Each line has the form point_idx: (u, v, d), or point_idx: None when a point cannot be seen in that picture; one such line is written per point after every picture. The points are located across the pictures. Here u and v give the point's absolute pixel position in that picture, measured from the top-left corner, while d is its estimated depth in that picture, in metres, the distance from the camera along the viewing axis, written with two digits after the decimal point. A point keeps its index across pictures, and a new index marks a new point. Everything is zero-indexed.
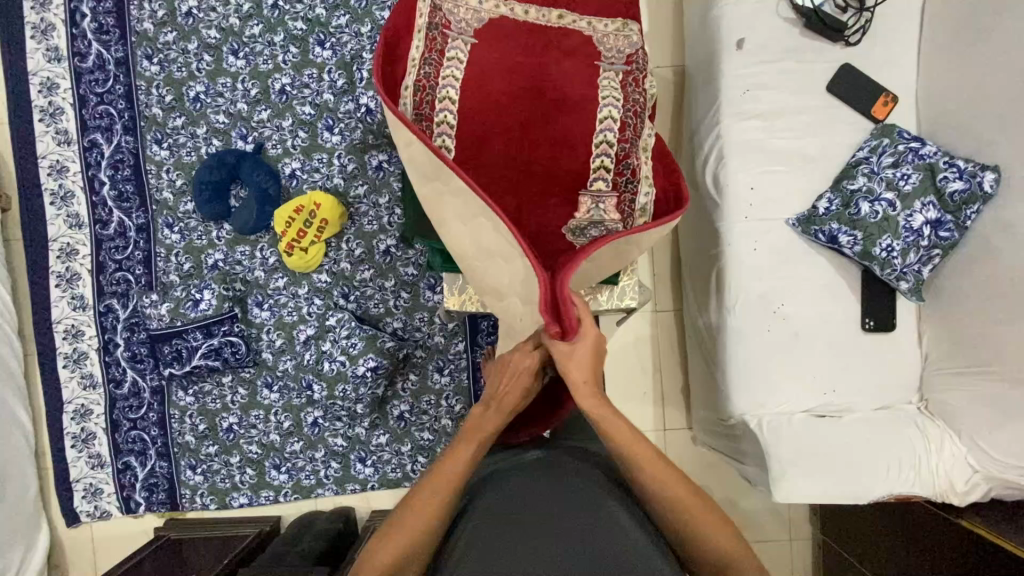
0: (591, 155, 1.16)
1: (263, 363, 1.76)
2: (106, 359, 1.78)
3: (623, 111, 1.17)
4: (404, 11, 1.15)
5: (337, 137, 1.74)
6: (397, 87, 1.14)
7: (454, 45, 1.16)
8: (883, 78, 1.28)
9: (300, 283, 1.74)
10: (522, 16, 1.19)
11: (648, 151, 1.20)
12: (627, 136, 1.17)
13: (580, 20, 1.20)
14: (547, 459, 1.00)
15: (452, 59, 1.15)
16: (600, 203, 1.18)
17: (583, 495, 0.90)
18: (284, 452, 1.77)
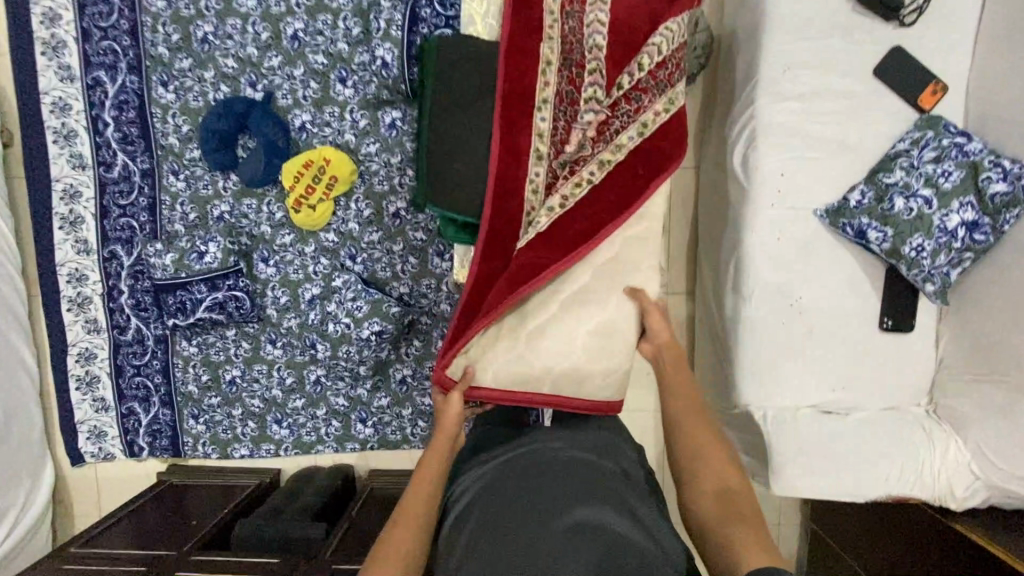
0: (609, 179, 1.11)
1: (267, 319, 1.74)
2: (110, 305, 1.77)
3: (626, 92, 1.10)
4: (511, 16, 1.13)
5: (349, 90, 1.67)
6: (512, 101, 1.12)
7: (545, 44, 1.12)
8: (934, 65, 1.20)
9: (307, 241, 1.71)
10: None
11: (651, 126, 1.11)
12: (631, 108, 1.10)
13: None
14: (551, 451, 0.99)
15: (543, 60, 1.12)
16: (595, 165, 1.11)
17: (584, 488, 0.88)
18: (286, 408, 1.79)
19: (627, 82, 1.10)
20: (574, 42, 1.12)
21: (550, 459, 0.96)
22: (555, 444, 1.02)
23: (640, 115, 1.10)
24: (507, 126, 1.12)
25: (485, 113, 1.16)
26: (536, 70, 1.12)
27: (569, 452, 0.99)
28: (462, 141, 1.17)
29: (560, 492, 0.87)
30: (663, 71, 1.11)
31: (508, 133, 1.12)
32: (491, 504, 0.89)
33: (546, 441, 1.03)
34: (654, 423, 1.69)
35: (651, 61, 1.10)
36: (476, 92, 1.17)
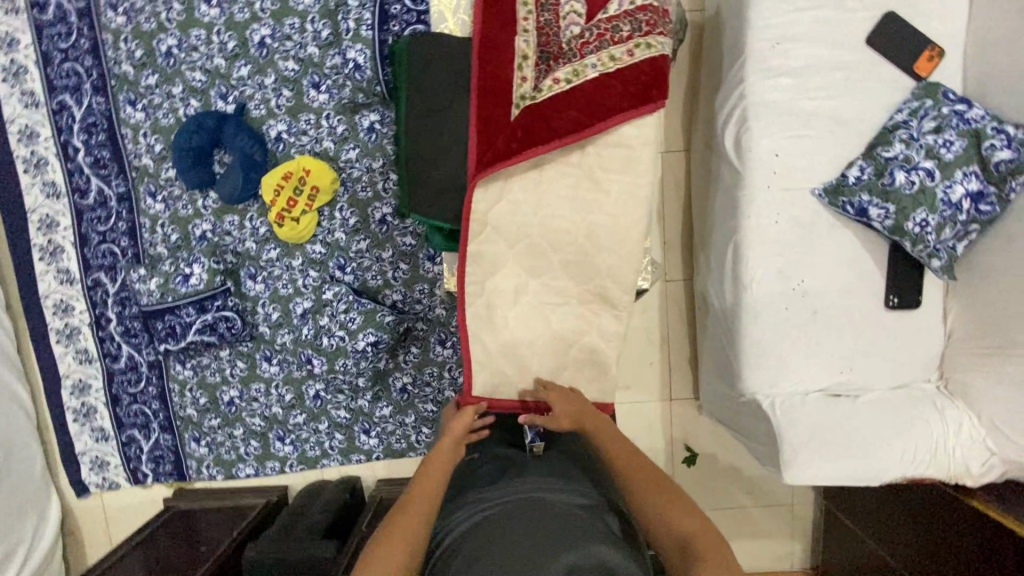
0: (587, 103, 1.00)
1: (260, 337, 1.71)
2: (99, 334, 1.74)
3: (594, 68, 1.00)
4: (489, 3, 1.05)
5: (324, 95, 1.60)
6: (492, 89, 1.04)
7: (522, 39, 1.04)
8: (929, 29, 1.14)
9: (293, 255, 1.66)
10: None
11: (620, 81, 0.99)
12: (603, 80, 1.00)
13: None
14: (549, 495, 0.95)
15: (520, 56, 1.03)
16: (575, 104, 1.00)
17: (571, 540, 0.83)
18: (288, 424, 1.76)
19: (589, 70, 1.00)
20: (550, 34, 1.03)
21: (542, 504, 0.91)
22: (558, 490, 0.97)
23: (605, 82, 0.99)
24: (484, 132, 1.04)
25: (466, 117, 1.10)
26: (509, 66, 1.04)
27: (565, 501, 0.94)
28: (442, 147, 1.12)
29: (549, 535, 0.84)
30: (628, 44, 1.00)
31: (486, 138, 1.04)
32: (477, 541, 0.86)
33: (542, 484, 0.98)
34: (661, 412, 1.66)
35: (619, 50, 1.00)
36: (454, 96, 1.11)
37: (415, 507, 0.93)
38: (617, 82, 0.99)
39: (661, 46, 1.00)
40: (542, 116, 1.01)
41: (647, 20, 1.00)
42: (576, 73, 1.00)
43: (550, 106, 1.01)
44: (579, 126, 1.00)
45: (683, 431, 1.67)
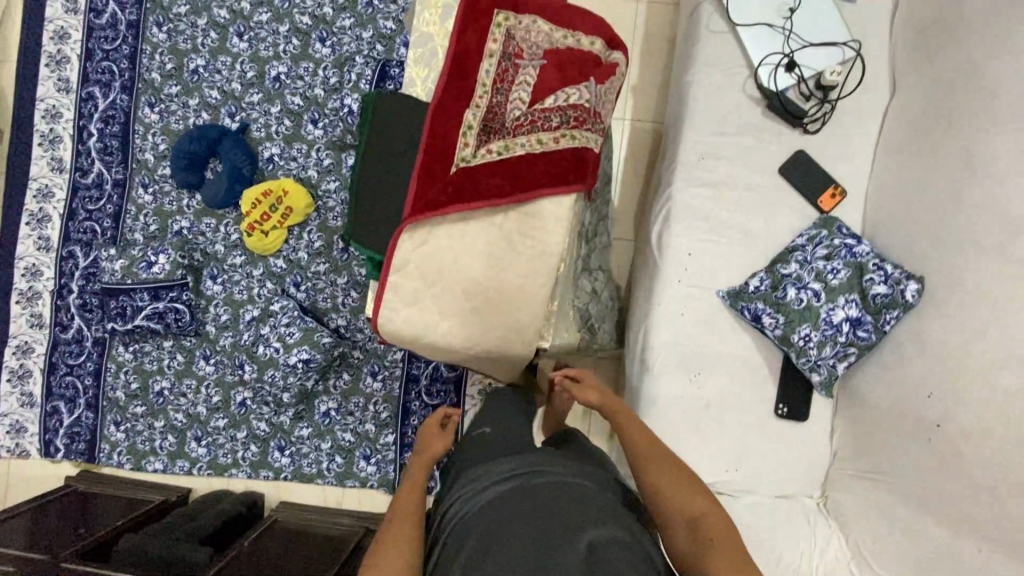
0: (516, 176, 1.16)
1: (205, 335, 1.78)
2: (57, 303, 1.82)
3: (526, 148, 1.17)
4: (450, 72, 1.20)
5: (319, 130, 1.78)
6: (438, 148, 1.17)
7: (472, 109, 1.19)
8: (837, 171, 1.28)
9: (256, 264, 1.77)
10: (488, 60, 1.21)
11: (544, 165, 1.16)
12: (532, 161, 1.17)
13: (528, 66, 1.21)
14: (557, 471, 0.95)
15: (468, 123, 1.18)
16: (505, 175, 1.16)
17: (579, 525, 0.83)
18: (207, 426, 1.78)
19: (519, 147, 1.17)
20: (497, 112, 1.19)
21: (544, 488, 0.90)
22: (554, 473, 0.94)
23: (532, 161, 1.17)
24: (423, 182, 1.16)
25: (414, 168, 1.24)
26: (457, 132, 1.18)
27: (570, 476, 0.95)
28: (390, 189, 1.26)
29: (564, 511, 0.85)
30: (557, 136, 1.18)
31: (424, 188, 1.16)
32: (483, 518, 0.87)
33: (545, 459, 0.98)
34: None
35: (549, 136, 1.18)
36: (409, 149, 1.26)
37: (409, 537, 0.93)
38: (539, 160, 1.16)
39: (586, 140, 1.20)
40: (473, 179, 1.15)
41: (577, 116, 1.19)
42: (508, 148, 1.17)
43: (482, 172, 1.16)
44: (503, 192, 1.15)
45: None
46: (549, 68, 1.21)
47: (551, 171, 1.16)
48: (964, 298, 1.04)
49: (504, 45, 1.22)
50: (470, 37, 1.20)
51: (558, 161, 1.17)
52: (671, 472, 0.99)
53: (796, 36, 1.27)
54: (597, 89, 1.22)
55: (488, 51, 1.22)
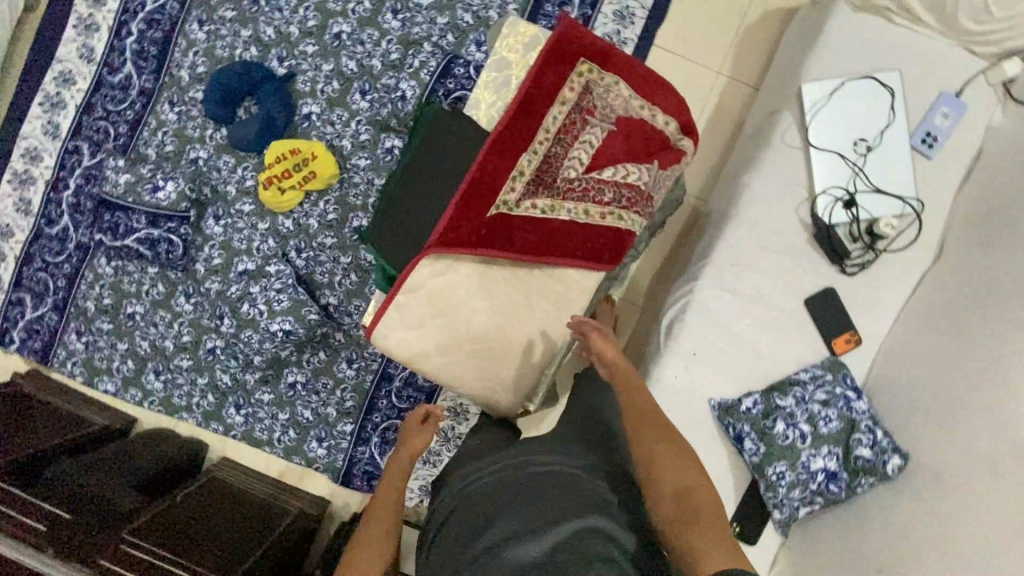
0: (551, 239, 1.14)
1: (192, 272, 1.72)
2: (49, 194, 1.74)
3: (569, 214, 1.15)
4: (518, 109, 1.17)
5: (365, 103, 1.70)
6: (484, 181, 1.14)
7: (529, 154, 1.17)
8: (860, 318, 1.27)
9: (264, 218, 1.71)
10: (558, 109, 1.19)
11: (581, 237, 1.15)
12: (570, 228, 1.15)
13: (595, 126, 1.19)
14: (543, 470, 0.92)
15: (520, 167, 1.16)
16: (539, 234, 1.14)
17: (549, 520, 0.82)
18: (170, 363, 1.73)
19: (563, 212, 1.15)
20: (552, 164, 1.17)
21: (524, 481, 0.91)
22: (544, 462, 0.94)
23: (571, 229, 1.15)
24: (460, 212, 1.12)
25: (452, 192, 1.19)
26: (507, 171, 1.15)
27: (550, 464, 0.93)
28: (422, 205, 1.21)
29: (538, 506, 0.85)
30: (603, 210, 1.16)
31: (458, 217, 1.12)
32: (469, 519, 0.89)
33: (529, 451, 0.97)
34: None
35: (596, 209, 1.16)
36: (452, 170, 1.20)
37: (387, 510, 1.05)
38: (579, 231, 1.15)
39: (630, 222, 1.18)
40: (509, 227, 1.13)
41: (629, 197, 1.17)
42: (552, 209, 1.15)
43: (520, 223, 1.14)
44: (535, 251, 1.13)
45: None
46: (616, 136, 1.18)
47: (587, 245, 1.15)
48: (937, 494, 1.04)
49: (578, 99, 1.20)
50: (548, 76, 1.18)
51: (597, 238, 1.16)
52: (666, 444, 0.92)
53: (864, 175, 1.25)
54: (656, 173, 1.19)
55: (560, 95, 1.19)
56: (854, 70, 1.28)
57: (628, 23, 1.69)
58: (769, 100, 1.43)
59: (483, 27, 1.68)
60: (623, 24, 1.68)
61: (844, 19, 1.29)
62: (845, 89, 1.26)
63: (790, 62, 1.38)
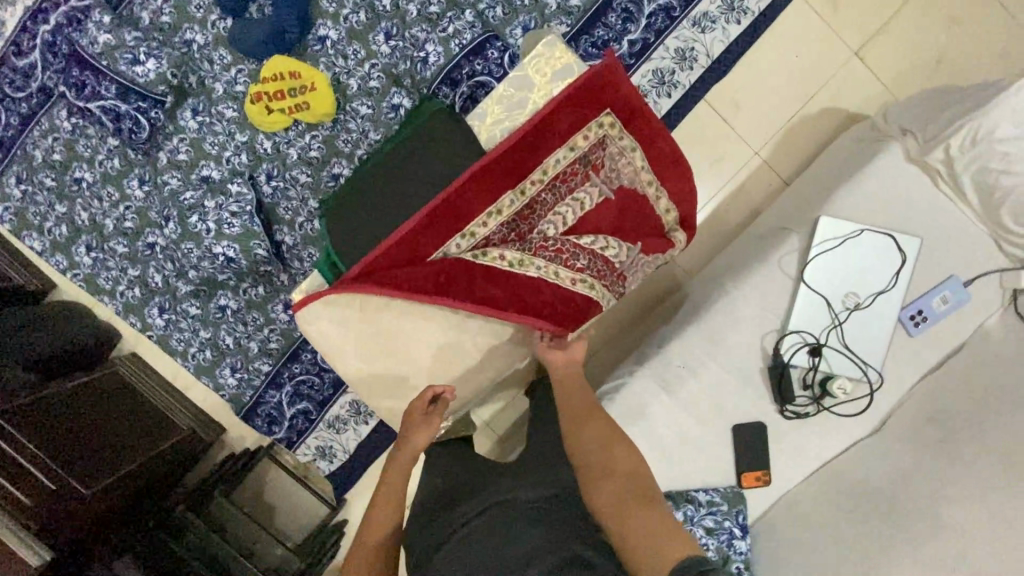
0: (512, 292, 1.06)
1: (153, 160, 1.61)
2: (20, 21, 1.56)
3: (536, 270, 1.07)
4: (517, 144, 1.08)
5: (386, 47, 1.54)
6: (455, 208, 1.08)
7: (513, 195, 1.09)
8: (779, 461, 1.24)
9: (242, 130, 1.58)
10: (561, 157, 1.09)
11: (544, 297, 1.06)
12: (534, 284, 1.06)
13: (592, 186, 1.10)
14: (520, 506, 0.91)
15: (498, 207, 1.08)
16: (499, 286, 1.06)
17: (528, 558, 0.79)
18: (105, 242, 1.65)
19: (532, 269, 1.06)
20: (534, 212, 1.10)
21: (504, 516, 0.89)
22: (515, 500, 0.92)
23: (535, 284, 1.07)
24: (420, 231, 1.07)
25: (422, 203, 1.10)
26: (485, 204, 1.08)
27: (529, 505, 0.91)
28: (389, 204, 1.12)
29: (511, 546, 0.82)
30: (574, 274, 1.07)
31: (415, 235, 1.07)
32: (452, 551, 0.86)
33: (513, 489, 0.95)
34: None
35: (566, 271, 1.07)
36: (429, 179, 1.11)
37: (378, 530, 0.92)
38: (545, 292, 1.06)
39: (600, 294, 1.08)
40: (467, 267, 1.06)
41: (603, 269, 1.08)
42: (520, 263, 1.07)
43: (481, 268, 1.06)
44: (490, 303, 1.05)
45: None
46: (611, 206, 1.10)
47: (549, 310, 1.06)
48: None
49: (584, 151, 1.10)
50: (564, 117, 1.08)
51: (563, 303, 1.07)
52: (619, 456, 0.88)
53: (840, 330, 1.21)
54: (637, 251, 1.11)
55: (571, 141, 1.10)
56: (876, 221, 1.20)
57: (686, 66, 1.55)
58: (787, 212, 1.34)
59: (537, 13, 1.53)
60: (680, 66, 1.55)
61: (892, 165, 1.21)
62: (860, 239, 1.20)
63: (822, 185, 1.30)
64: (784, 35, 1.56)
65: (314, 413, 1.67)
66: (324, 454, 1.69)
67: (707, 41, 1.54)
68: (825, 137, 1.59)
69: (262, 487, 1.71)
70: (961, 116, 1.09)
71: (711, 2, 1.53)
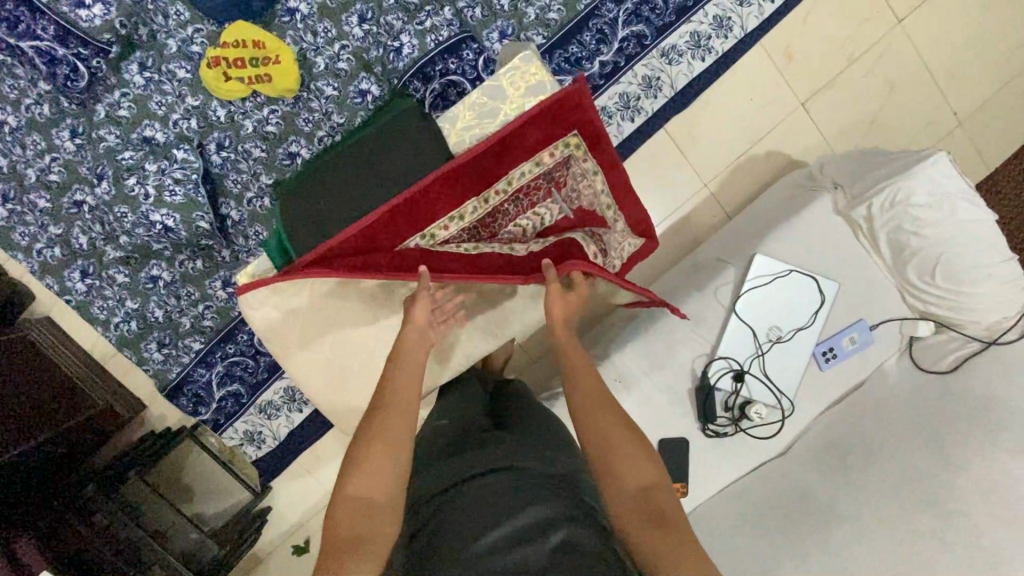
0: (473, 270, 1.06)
1: (88, 112, 1.48)
2: None
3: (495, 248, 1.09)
4: (485, 152, 1.08)
5: (359, 31, 1.51)
6: (416, 209, 1.07)
7: (474, 204, 1.11)
8: (695, 475, 1.33)
9: (195, 94, 1.50)
10: (526, 170, 1.13)
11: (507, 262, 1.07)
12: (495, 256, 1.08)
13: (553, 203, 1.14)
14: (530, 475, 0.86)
15: (459, 214, 1.10)
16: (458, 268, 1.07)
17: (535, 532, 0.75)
18: (24, 195, 1.51)
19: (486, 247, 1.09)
20: (495, 219, 1.12)
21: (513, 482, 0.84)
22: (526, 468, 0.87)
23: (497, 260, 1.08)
24: (377, 226, 1.06)
25: (382, 199, 1.10)
26: (448, 210, 1.10)
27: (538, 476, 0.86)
28: (349, 197, 1.10)
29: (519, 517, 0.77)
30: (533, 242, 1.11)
31: (373, 233, 1.06)
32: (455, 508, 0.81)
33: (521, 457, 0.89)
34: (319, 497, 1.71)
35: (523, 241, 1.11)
36: (391, 175, 1.10)
37: (397, 412, 0.90)
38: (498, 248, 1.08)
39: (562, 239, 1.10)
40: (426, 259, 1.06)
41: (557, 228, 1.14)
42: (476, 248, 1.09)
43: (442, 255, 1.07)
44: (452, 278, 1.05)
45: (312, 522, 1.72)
46: (570, 224, 1.14)
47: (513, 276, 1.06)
48: None
49: (549, 164, 1.14)
50: (533, 132, 1.10)
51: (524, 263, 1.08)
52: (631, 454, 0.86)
53: (761, 359, 1.31)
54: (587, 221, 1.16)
55: (536, 157, 1.13)
56: (804, 264, 1.31)
57: (651, 93, 1.63)
58: (728, 243, 1.43)
59: (515, 20, 1.55)
60: (645, 92, 1.63)
61: (821, 213, 1.32)
62: (788, 279, 1.30)
63: (761, 224, 1.39)
64: (742, 77, 1.66)
65: (246, 397, 1.62)
66: (251, 440, 1.65)
67: (672, 72, 1.63)
68: (768, 176, 1.71)
69: (181, 470, 1.63)
70: (886, 178, 1.23)
71: (680, 37, 1.62)
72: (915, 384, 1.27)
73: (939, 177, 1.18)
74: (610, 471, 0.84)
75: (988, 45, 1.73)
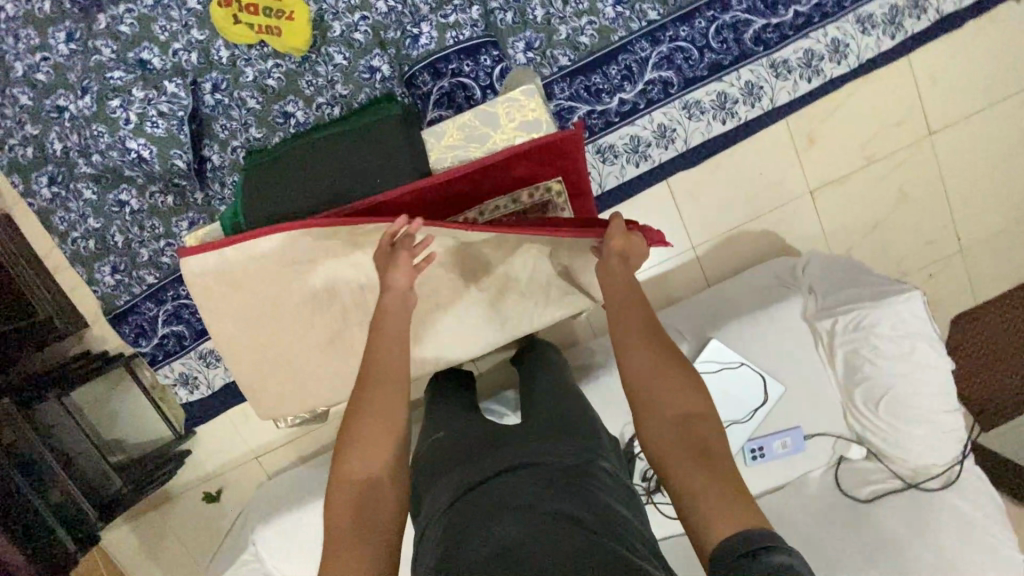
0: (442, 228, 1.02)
1: (88, 18, 1.43)
2: None
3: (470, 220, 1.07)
4: (469, 177, 1.05)
5: (383, 7, 1.45)
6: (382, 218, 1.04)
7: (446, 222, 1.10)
8: None
9: (201, 27, 1.44)
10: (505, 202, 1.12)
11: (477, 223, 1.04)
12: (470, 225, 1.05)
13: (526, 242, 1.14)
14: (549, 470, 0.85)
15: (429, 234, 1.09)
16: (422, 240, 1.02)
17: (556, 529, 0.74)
18: (8, 86, 1.47)
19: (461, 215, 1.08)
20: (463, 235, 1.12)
21: (534, 476, 0.83)
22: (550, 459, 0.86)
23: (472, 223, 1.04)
24: (323, 227, 0.99)
25: (346, 197, 1.07)
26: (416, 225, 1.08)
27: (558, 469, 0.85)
28: (306, 182, 1.09)
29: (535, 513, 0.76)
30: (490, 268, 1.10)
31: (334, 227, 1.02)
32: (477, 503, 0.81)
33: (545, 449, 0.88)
34: (240, 453, 1.72)
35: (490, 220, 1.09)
36: (357, 175, 1.08)
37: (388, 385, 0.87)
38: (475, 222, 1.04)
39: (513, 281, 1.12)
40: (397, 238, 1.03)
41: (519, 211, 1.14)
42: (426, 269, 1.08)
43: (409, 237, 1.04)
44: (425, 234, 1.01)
45: (228, 474, 1.73)
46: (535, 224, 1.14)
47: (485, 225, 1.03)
48: None
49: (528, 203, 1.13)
50: (519, 170, 1.08)
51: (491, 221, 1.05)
52: (684, 391, 0.78)
53: None
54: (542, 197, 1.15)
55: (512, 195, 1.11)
56: (757, 360, 1.30)
57: (663, 143, 1.57)
58: (688, 315, 1.41)
59: (544, 34, 1.49)
60: (659, 141, 1.57)
61: (785, 313, 1.31)
62: (737, 371, 1.28)
63: (726, 306, 1.38)
64: (758, 149, 1.62)
65: (188, 342, 1.60)
66: (184, 381, 1.63)
67: (689, 127, 1.57)
68: (755, 255, 1.69)
69: (110, 396, 1.61)
70: (856, 300, 1.24)
71: (706, 93, 1.55)
72: (828, 503, 1.29)
73: (906, 314, 1.20)
74: (650, 402, 0.78)
75: (1009, 180, 1.70)
